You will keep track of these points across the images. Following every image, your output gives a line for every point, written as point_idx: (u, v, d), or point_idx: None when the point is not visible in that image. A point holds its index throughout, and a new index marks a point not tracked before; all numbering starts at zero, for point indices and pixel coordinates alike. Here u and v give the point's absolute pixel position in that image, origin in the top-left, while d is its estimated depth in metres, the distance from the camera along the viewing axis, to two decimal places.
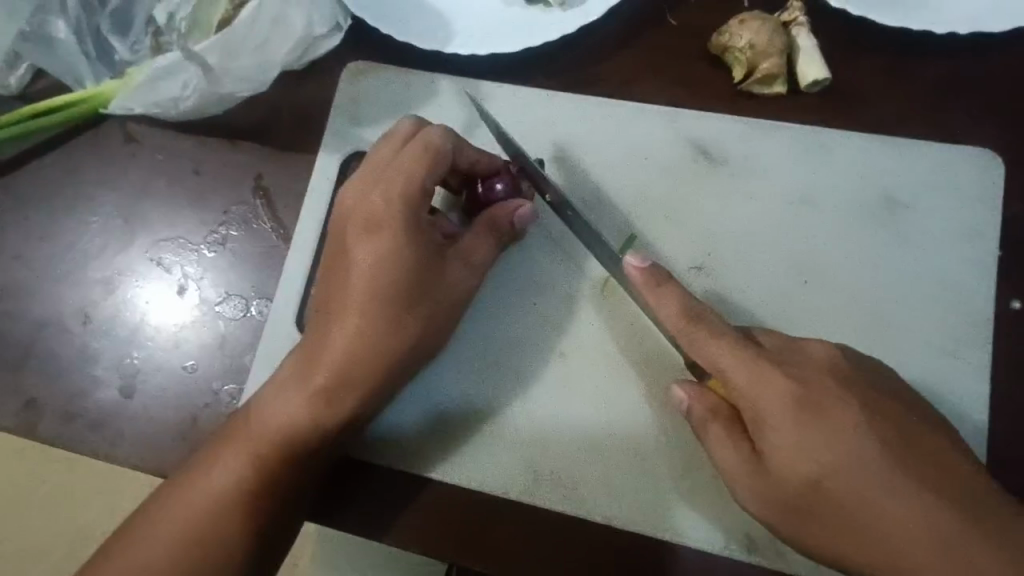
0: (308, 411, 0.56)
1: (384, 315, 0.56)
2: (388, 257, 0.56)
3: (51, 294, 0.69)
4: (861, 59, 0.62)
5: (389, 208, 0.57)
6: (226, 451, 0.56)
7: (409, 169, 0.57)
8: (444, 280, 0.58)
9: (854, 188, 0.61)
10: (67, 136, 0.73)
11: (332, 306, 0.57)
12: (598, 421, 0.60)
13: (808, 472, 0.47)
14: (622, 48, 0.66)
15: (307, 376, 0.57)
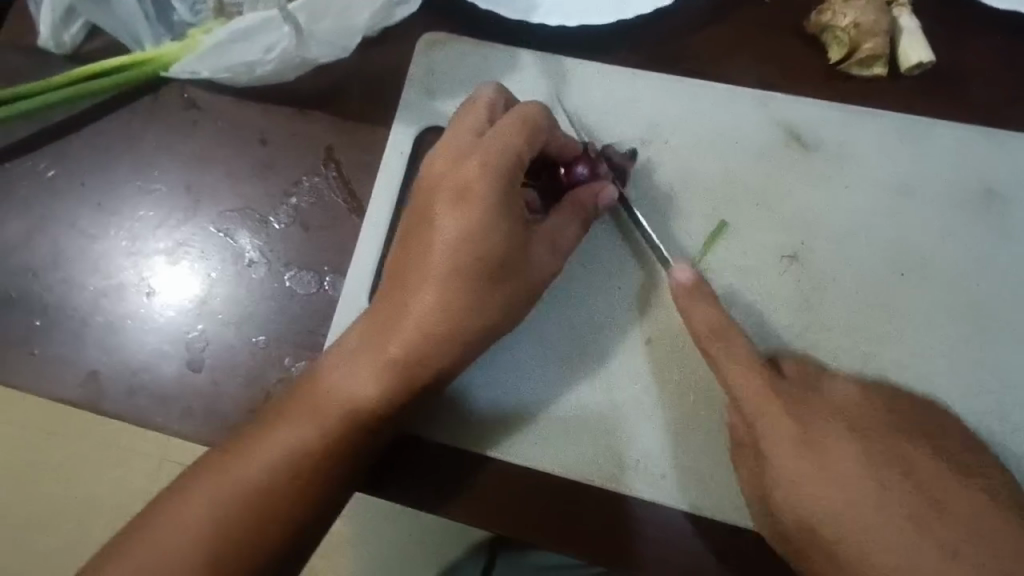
0: (379, 388, 0.54)
1: (465, 289, 0.54)
2: (475, 233, 0.54)
3: (112, 264, 0.67)
4: (963, 44, 0.61)
5: (482, 178, 0.54)
6: (272, 433, 0.53)
7: (504, 142, 0.54)
8: (528, 261, 0.56)
9: (955, 179, 0.60)
10: (125, 99, 0.70)
11: (408, 278, 0.55)
12: (681, 409, 0.60)
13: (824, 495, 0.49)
14: (714, 24, 0.64)
15: (377, 353, 0.54)
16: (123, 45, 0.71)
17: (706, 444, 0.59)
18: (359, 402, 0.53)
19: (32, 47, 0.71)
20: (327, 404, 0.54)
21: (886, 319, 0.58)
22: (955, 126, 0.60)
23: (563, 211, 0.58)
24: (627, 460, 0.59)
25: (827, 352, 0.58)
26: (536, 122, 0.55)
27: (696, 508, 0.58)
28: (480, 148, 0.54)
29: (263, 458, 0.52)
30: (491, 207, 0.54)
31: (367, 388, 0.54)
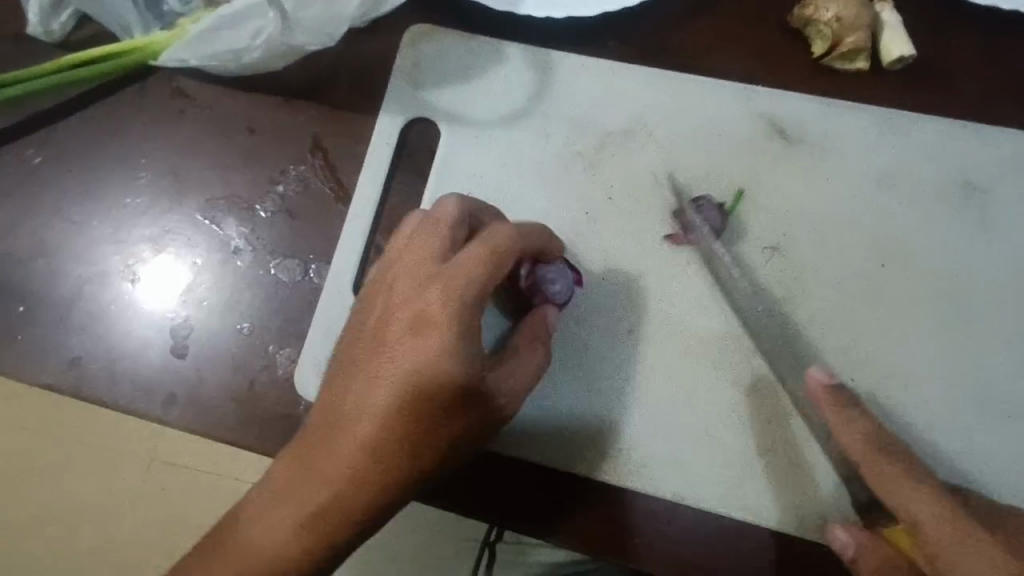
0: (304, 535, 0.48)
1: (419, 445, 0.48)
2: (425, 411, 0.47)
3: (98, 251, 0.67)
4: (943, 38, 0.61)
5: (442, 314, 0.47)
6: (230, 546, 0.49)
7: (467, 268, 0.48)
8: (473, 414, 0.49)
9: (935, 171, 0.60)
10: (113, 88, 0.70)
11: (355, 420, 0.48)
12: (668, 404, 0.59)
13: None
14: (699, 16, 0.64)
15: (329, 487, 0.48)
16: (112, 33, 0.71)
17: (697, 437, 0.58)
18: (313, 531, 0.48)
19: (21, 36, 0.71)
20: (280, 530, 0.48)
21: (864, 310, 0.59)
22: (936, 121, 0.61)
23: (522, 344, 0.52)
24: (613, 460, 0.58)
25: (808, 341, 0.59)
26: (496, 263, 0.48)
27: (689, 500, 0.57)
28: (424, 345, 0.47)
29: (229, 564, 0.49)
30: (446, 359, 0.47)
31: (316, 513, 0.48)
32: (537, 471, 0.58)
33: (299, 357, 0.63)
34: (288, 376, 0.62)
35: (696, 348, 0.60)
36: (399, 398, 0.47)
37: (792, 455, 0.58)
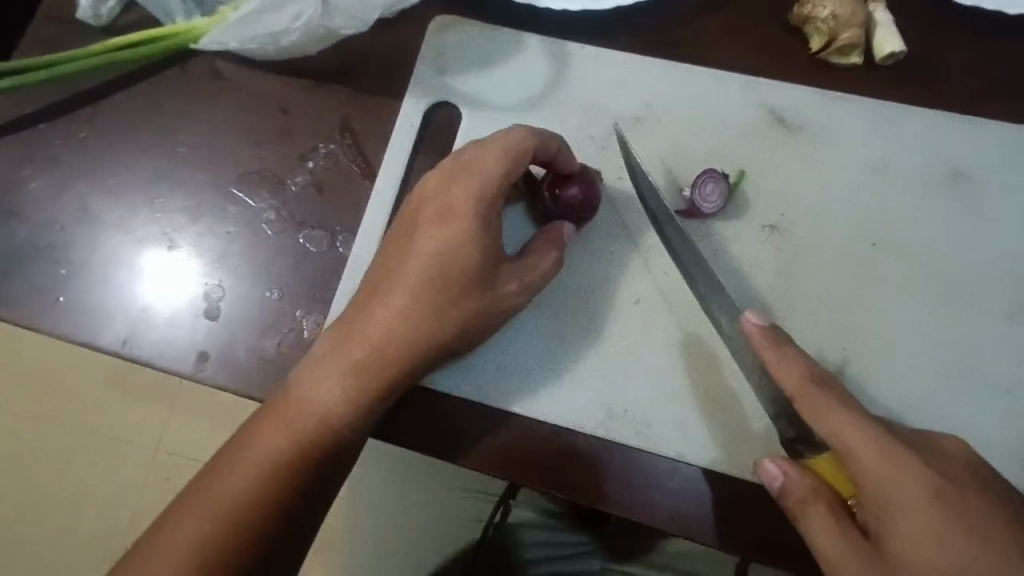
0: (348, 388, 0.55)
1: (445, 323, 0.57)
2: (451, 291, 0.57)
3: (137, 220, 0.71)
4: (932, 36, 0.66)
5: (465, 205, 0.57)
6: (269, 418, 0.55)
7: (488, 167, 0.57)
8: (496, 286, 0.58)
9: (924, 159, 0.65)
10: (155, 69, 0.75)
11: (392, 297, 0.57)
12: (669, 370, 0.63)
13: (904, 521, 0.47)
14: (705, 13, 0.69)
15: (369, 357, 0.56)
16: (155, 19, 0.76)
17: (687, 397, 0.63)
18: (352, 398, 0.55)
19: (71, 20, 0.76)
20: (321, 398, 0.55)
21: (857, 287, 0.63)
22: (924, 112, 0.65)
23: (541, 242, 0.60)
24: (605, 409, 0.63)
25: (805, 314, 0.63)
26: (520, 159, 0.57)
27: (686, 455, 0.61)
28: (452, 235, 0.56)
29: (268, 435, 0.54)
30: (472, 244, 0.56)
31: (352, 381, 0.55)
32: (547, 429, 0.63)
33: (325, 322, 0.67)
34: (314, 339, 0.66)
35: (687, 317, 0.64)
36: (429, 278, 0.56)
37: None
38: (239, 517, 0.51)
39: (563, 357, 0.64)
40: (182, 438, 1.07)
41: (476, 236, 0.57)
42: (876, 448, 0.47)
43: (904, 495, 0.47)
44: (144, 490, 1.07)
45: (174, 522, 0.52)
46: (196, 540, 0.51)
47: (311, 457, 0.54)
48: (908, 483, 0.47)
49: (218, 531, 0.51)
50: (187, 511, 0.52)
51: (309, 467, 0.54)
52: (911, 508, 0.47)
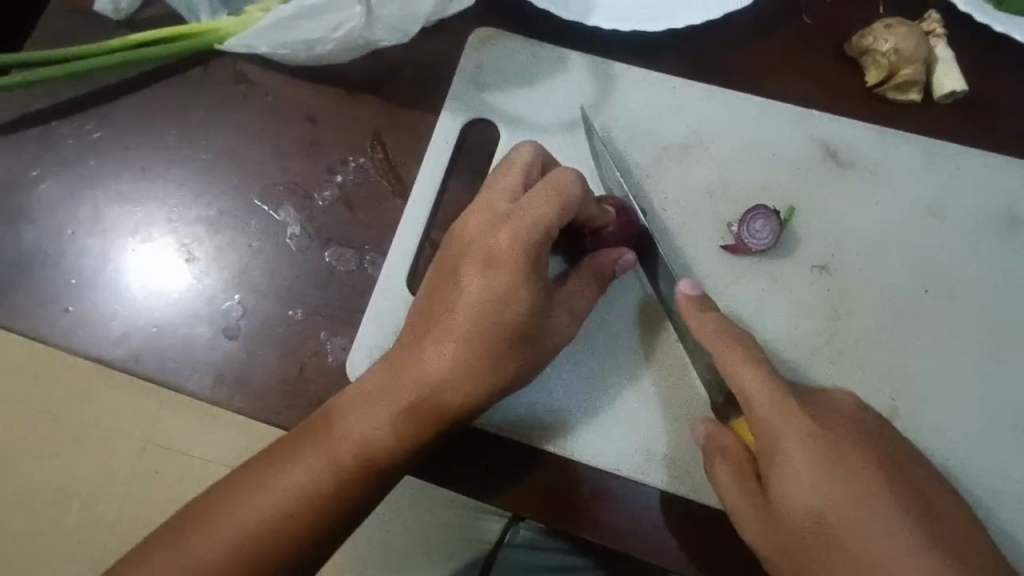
0: (396, 432, 0.53)
1: (492, 376, 0.54)
2: (501, 344, 0.53)
3: (152, 229, 0.68)
4: (996, 77, 0.63)
5: (514, 252, 0.53)
6: (305, 455, 0.52)
7: (536, 212, 0.53)
8: (545, 328, 0.55)
9: (981, 205, 0.62)
10: (176, 68, 0.71)
11: (441, 341, 0.53)
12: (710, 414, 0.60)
13: (818, 498, 0.47)
14: (759, 40, 0.66)
15: (411, 411, 0.53)
16: (178, 16, 0.72)
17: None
18: (395, 447, 0.53)
19: (89, 12, 0.72)
20: (362, 444, 0.53)
21: (907, 334, 0.61)
22: (984, 156, 0.63)
23: (580, 277, 0.57)
24: (642, 456, 0.60)
25: (852, 360, 0.60)
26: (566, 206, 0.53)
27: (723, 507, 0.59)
28: (501, 285, 0.53)
29: (305, 473, 0.52)
30: (524, 295, 0.53)
31: (392, 427, 0.53)
32: (581, 469, 0.60)
33: (351, 346, 0.63)
34: (339, 364, 0.63)
35: None
36: (478, 331, 0.53)
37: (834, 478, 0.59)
38: (277, 548, 0.51)
39: (601, 396, 0.61)
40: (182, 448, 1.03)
41: (527, 286, 0.53)
42: (781, 415, 0.50)
43: (815, 474, 0.48)
44: (142, 498, 1.03)
45: (206, 535, 0.51)
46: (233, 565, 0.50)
47: (352, 497, 0.53)
48: (824, 464, 0.48)
49: (257, 559, 0.50)
50: (220, 522, 0.51)
51: (350, 508, 0.53)
52: (823, 484, 0.48)
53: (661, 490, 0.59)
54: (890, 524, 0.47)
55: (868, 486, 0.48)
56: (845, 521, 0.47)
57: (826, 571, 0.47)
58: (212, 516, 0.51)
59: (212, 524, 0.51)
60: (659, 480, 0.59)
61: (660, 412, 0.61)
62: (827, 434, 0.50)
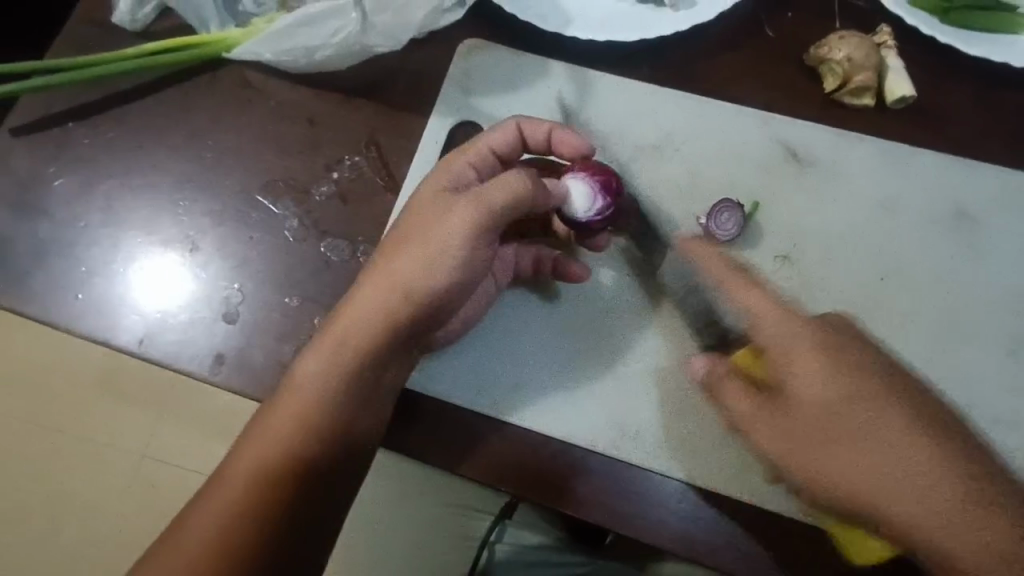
0: (327, 357, 0.55)
1: (399, 304, 0.55)
2: (410, 274, 0.55)
3: (159, 221, 0.72)
4: (943, 85, 0.69)
5: (431, 189, 0.59)
6: (271, 404, 0.56)
7: (459, 166, 0.60)
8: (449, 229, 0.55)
9: (930, 202, 0.67)
10: (186, 75, 0.76)
11: (367, 274, 0.57)
12: (677, 393, 0.64)
13: (820, 413, 0.53)
14: (726, 51, 0.72)
15: (334, 346, 0.55)
16: (189, 28, 0.78)
17: (675, 415, 0.63)
18: (318, 385, 0.55)
19: (108, 23, 0.77)
20: (300, 387, 0.55)
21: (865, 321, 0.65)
22: (933, 155, 0.68)
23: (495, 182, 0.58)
24: (602, 424, 0.63)
25: None
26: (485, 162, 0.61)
27: (676, 472, 0.62)
28: (418, 223, 0.57)
29: (263, 431, 0.55)
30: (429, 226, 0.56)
31: (324, 355, 0.55)
32: (546, 440, 0.63)
33: None
34: None
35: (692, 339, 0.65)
36: (393, 265, 0.56)
37: None
38: (258, 509, 0.53)
39: (568, 376, 0.65)
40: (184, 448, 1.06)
41: (430, 220, 0.56)
42: (784, 342, 0.55)
43: (813, 388, 0.54)
44: (138, 495, 1.05)
45: (200, 506, 0.53)
46: (221, 532, 0.52)
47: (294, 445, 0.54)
48: (815, 379, 0.54)
49: (237, 524, 0.52)
50: (210, 488, 0.54)
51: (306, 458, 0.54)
52: (813, 400, 0.54)
53: (617, 456, 0.63)
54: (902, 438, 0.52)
55: (863, 408, 0.53)
56: (862, 435, 0.53)
57: (852, 486, 0.52)
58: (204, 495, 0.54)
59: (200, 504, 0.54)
60: (617, 447, 0.63)
61: (614, 379, 0.65)
62: (812, 355, 0.54)
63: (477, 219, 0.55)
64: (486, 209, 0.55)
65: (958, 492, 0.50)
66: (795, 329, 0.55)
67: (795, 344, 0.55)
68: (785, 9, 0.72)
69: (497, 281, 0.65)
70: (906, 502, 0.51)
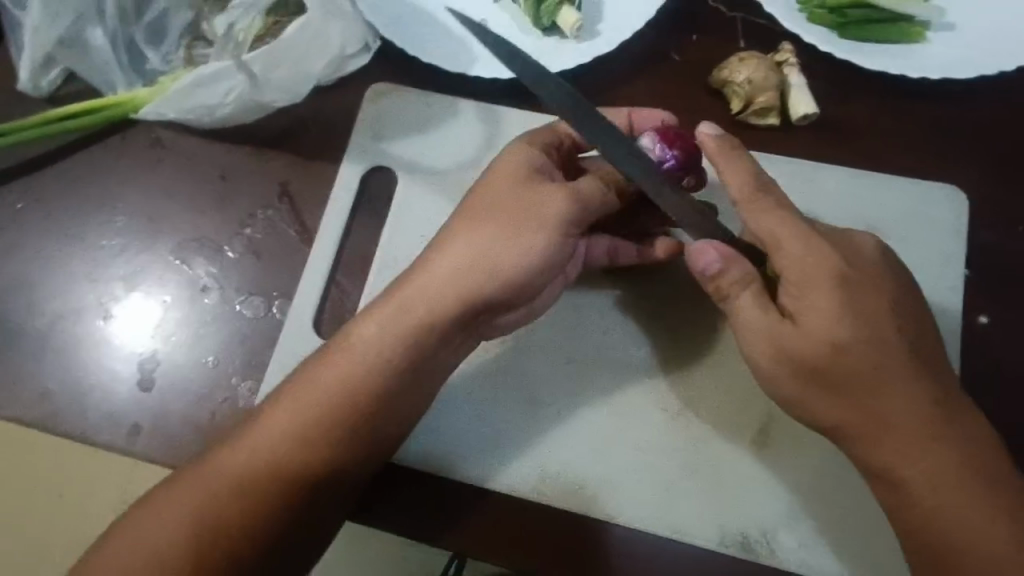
0: (401, 350, 0.56)
1: (482, 282, 0.56)
2: (485, 249, 0.56)
3: (73, 289, 0.71)
4: (845, 100, 0.69)
5: (515, 167, 0.59)
6: (279, 415, 0.55)
7: (534, 146, 0.60)
8: (539, 201, 0.57)
9: (841, 218, 0.66)
10: (94, 138, 0.75)
11: (449, 254, 0.57)
12: (615, 428, 0.62)
13: (836, 339, 0.51)
14: (632, 78, 0.72)
15: (401, 327, 0.56)
16: (96, 90, 0.77)
17: (626, 454, 0.61)
18: (379, 355, 0.56)
19: (13, 91, 0.76)
20: (357, 349, 0.56)
21: None
22: (840, 170, 0.67)
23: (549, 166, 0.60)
24: (527, 468, 0.61)
25: (733, 370, 0.63)
26: (561, 145, 0.63)
27: (605, 512, 0.60)
28: (494, 197, 0.58)
29: (291, 410, 0.55)
30: (528, 208, 0.57)
31: (401, 346, 0.56)
32: (470, 489, 0.61)
33: (259, 390, 0.66)
34: (249, 408, 0.66)
35: (635, 375, 0.63)
36: (467, 237, 0.57)
37: (703, 483, 0.60)
38: (260, 498, 0.53)
39: (499, 417, 0.63)
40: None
41: (509, 197, 0.57)
42: (818, 265, 0.52)
43: (840, 315, 0.52)
44: None
45: (165, 509, 0.52)
46: (213, 524, 0.52)
47: (314, 439, 0.54)
48: (841, 316, 0.52)
49: (245, 517, 0.52)
50: (181, 490, 0.53)
51: (315, 459, 0.54)
52: (832, 328, 0.51)
53: (537, 502, 0.60)
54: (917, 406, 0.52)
55: (888, 352, 0.52)
56: (872, 397, 0.52)
57: (840, 415, 0.52)
58: (148, 518, 0.52)
59: (139, 511, 0.53)
60: (549, 491, 0.61)
61: (554, 419, 0.63)
62: (828, 290, 0.52)
63: (567, 212, 0.57)
64: (581, 202, 0.57)
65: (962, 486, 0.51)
66: (818, 249, 0.53)
67: (847, 264, 0.53)
68: (690, 33, 0.72)
69: (566, 277, 0.62)
70: (915, 462, 0.51)
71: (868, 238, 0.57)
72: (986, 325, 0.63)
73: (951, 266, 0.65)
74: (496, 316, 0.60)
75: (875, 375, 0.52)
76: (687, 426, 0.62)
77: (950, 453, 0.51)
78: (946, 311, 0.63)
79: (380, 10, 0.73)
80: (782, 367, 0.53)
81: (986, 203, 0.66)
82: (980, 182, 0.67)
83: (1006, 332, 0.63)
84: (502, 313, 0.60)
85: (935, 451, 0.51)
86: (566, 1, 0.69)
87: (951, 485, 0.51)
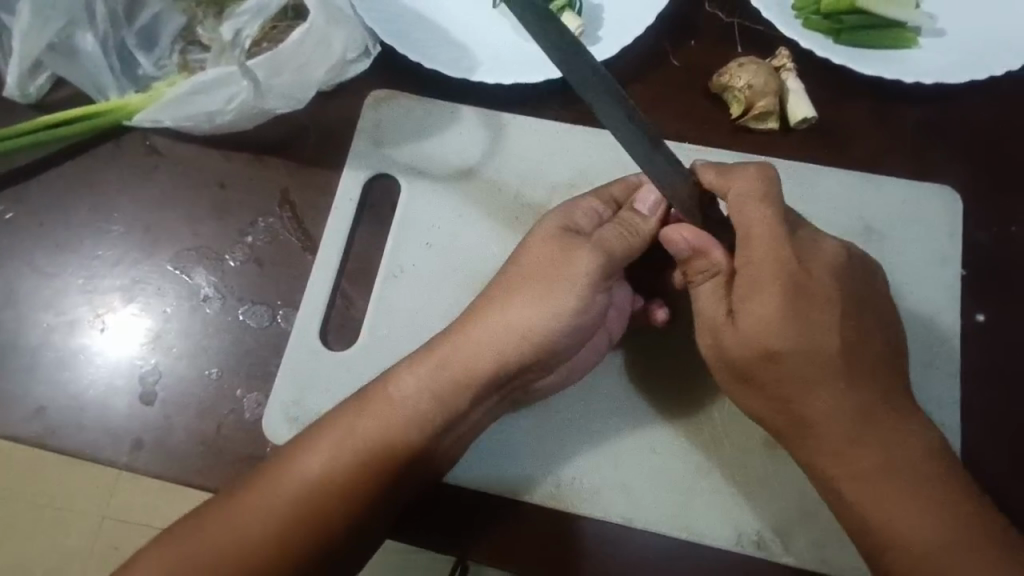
0: (435, 403, 0.57)
1: (516, 345, 0.57)
2: (528, 314, 0.57)
3: (67, 301, 0.69)
4: (841, 104, 0.71)
5: (557, 232, 0.60)
6: (310, 449, 0.55)
7: (587, 206, 0.62)
8: (569, 261, 0.58)
9: (839, 218, 0.68)
10: (84, 145, 0.73)
11: (482, 319, 0.58)
12: (654, 457, 0.62)
13: (769, 347, 0.52)
14: (634, 82, 0.72)
15: (436, 373, 0.57)
16: (87, 96, 0.75)
17: (658, 477, 0.61)
18: (421, 408, 0.56)
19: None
20: (399, 399, 0.56)
21: None
22: (836, 173, 0.69)
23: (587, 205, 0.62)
24: (541, 480, 0.61)
25: None
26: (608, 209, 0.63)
27: (609, 516, 0.60)
28: (537, 260, 0.59)
29: (344, 445, 0.55)
30: (564, 274, 0.58)
31: (432, 403, 0.57)
32: (484, 495, 0.61)
33: (267, 402, 0.65)
34: (256, 419, 0.65)
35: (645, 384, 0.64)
36: (510, 302, 0.58)
37: (715, 483, 0.61)
38: (315, 533, 0.52)
39: (527, 440, 0.63)
40: (78, 543, 0.88)
41: (551, 261, 0.58)
42: (766, 265, 0.53)
43: (778, 318, 0.52)
44: None
45: (185, 541, 0.51)
46: (267, 555, 0.51)
47: (372, 472, 0.54)
48: (774, 321, 0.52)
49: (272, 557, 0.51)
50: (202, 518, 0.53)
51: (371, 489, 0.54)
52: (765, 333, 0.52)
53: (551, 509, 0.61)
54: (881, 432, 0.52)
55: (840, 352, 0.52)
56: (820, 414, 0.52)
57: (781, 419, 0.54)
58: (161, 544, 0.52)
59: (163, 545, 0.52)
60: (548, 498, 0.61)
61: (574, 431, 0.63)
62: (780, 294, 0.52)
63: (598, 268, 0.58)
64: (605, 255, 0.58)
65: (921, 509, 0.50)
66: (780, 251, 0.53)
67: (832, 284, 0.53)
68: (689, 38, 0.73)
69: (611, 333, 0.63)
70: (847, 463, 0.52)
71: (835, 244, 0.56)
72: (982, 323, 0.65)
73: (946, 266, 0.66)
74: (535, 380, 0.61)
75: (809, 376, 0.52)
76: (696, 434, 0.62)
77: (895, 467, 0.51)
78: (944, 310, 0.65)
79: (378, 14, 0.72)
80: (728, 365, 0.55)
81: (977, 202, 0.68)
82: (971, 183, 0.69)
83: (1002, 329, 0.65)
84: (540, 377, 0.61)
85: (868, 452, 0.51)
86: (567, 7, 0.69)
87: (883, 490, 0.51)
